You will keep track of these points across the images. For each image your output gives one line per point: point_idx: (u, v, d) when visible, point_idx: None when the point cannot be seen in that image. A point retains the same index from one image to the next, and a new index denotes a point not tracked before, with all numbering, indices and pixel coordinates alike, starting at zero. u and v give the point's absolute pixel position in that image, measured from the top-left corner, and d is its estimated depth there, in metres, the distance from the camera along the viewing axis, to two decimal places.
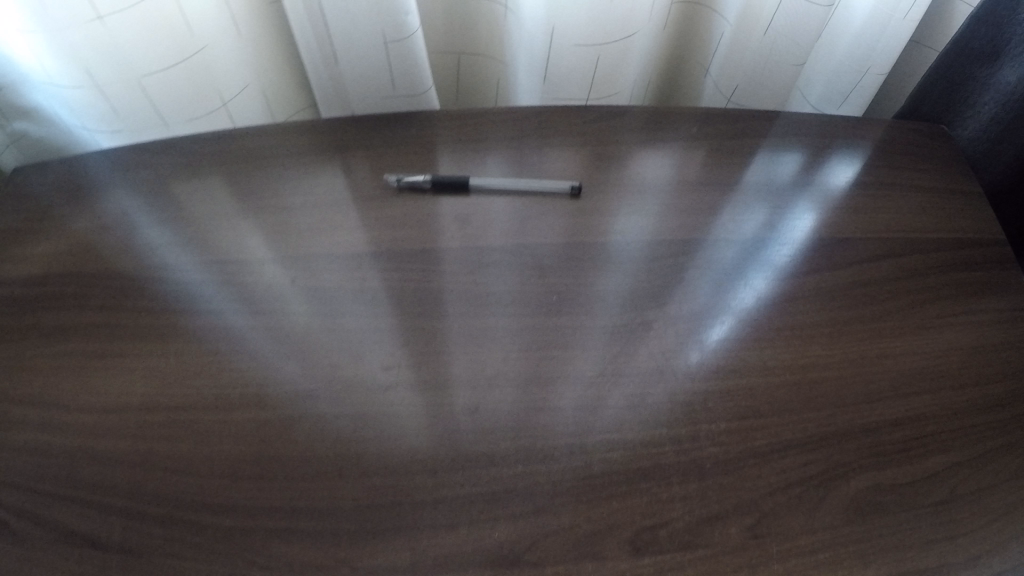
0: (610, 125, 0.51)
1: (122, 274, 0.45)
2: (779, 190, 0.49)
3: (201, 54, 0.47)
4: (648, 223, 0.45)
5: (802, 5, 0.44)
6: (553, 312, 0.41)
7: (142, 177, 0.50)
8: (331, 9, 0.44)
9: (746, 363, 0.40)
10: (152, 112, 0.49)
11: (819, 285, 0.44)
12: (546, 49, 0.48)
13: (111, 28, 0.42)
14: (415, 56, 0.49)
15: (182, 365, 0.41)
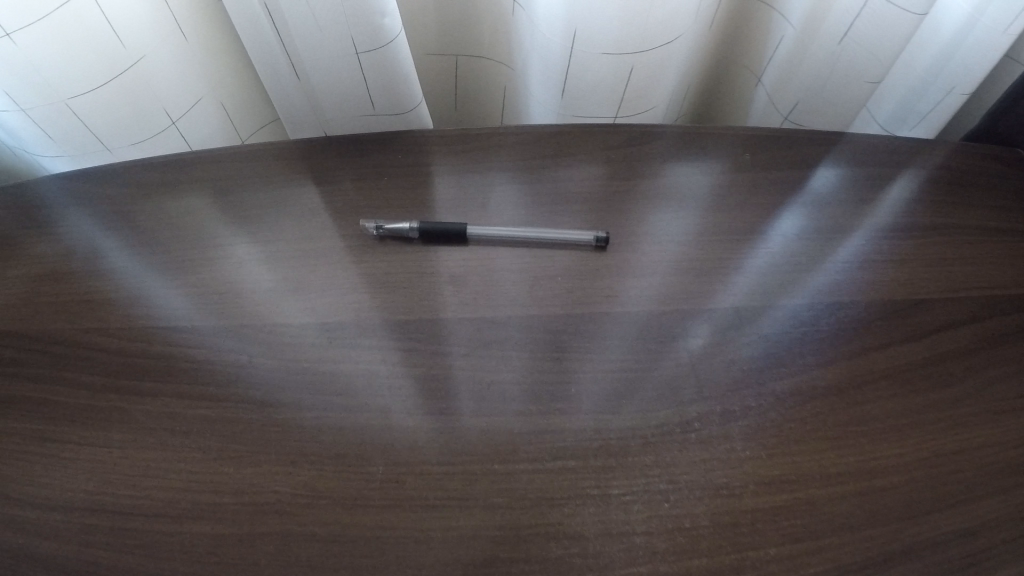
0: (640, 149, 0.43)
1: (59, 337, 0.38)
2: (840, 212, 0.42)
3: (137, 67, 0.40)
4: (686, 256, 0.39)
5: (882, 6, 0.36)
6: (568, 408, 0.33)
7: (87, 212, 0.43)
8: (291, 13, 0.36)
9: (802, 469, 0.33)
10: (86, 134, 0.42)
11: (885, 361, 0.36)
12: (565, 62, 0.39)
13: (28, 52, 0.35)
14: (398, 67, 0.40)
15: (125, 462, 0.34)
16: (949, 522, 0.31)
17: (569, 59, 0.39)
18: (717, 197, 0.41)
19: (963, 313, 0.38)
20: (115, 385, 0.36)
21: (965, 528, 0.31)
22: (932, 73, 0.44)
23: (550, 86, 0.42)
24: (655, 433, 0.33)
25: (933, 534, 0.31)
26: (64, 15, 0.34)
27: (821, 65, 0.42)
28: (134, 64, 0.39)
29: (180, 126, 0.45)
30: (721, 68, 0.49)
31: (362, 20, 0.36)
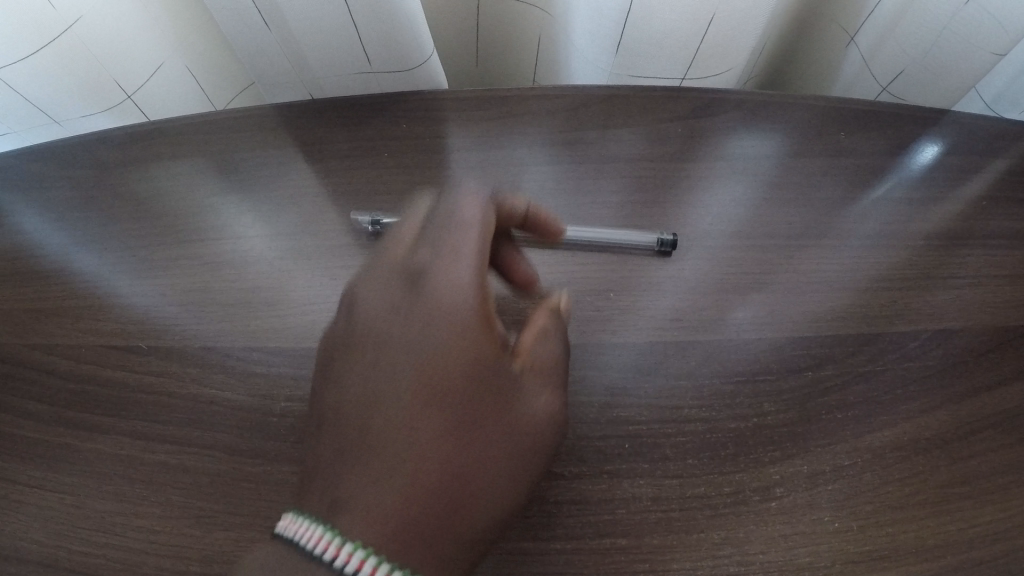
0: (702, 126, 0.35)
1: (3, 355, 0.31)
2: (942, 199, 0.34)
3: (73, 30, 0.33)
4: (754, 258, 0.32)
5: None
6: (616, 465, 0.27)
7: (33, 197, 0.36)
8: None
9: (902, 541, 0.26)
10: (25, 107, 0.36)
11: (1008, 402, 0.29)
12: (626, 12, 0.31)
13: None
14: (404, 9, 0.31)
15: (74, 511, 0.27)
16: None
17: (630, 4, 0.31)
18: (791, 183, 0.34)
19: None
20: (62, 416, 0.29)
21: None
22: None
23: (600, 40, 0.34)
24: (728, 507, 0.26)
25: None
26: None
27: (936, 20, 0.33)
28: (68, 28, 0.33)
29: (139, 99, 0.39)
30: (802, 23, 0.41)
31: None
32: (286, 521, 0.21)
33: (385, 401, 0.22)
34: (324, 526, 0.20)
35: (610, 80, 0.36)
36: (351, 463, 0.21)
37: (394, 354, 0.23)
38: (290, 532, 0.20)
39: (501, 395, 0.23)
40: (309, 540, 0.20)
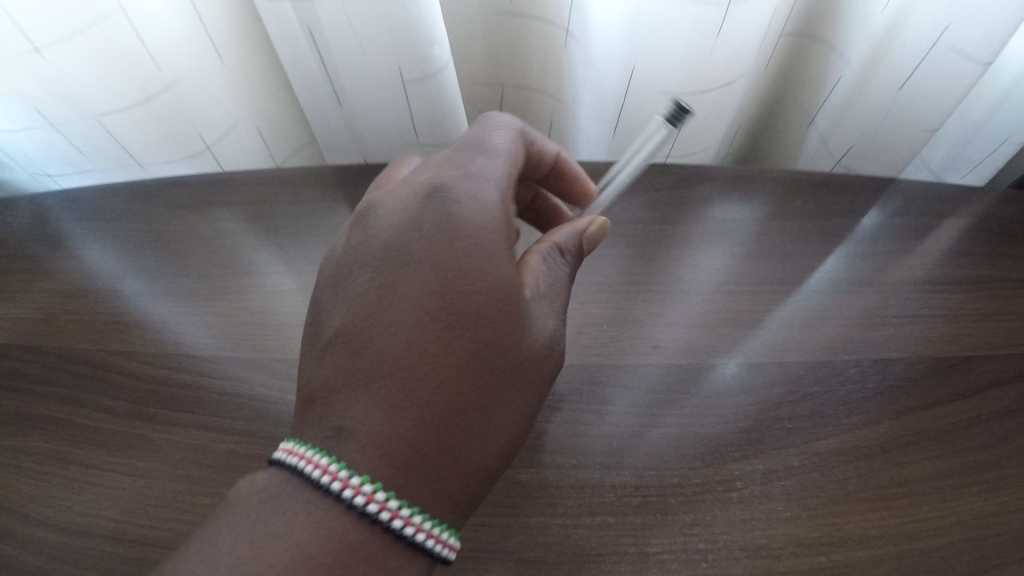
0: (688, 197, 0.43)
1: (89, 361, 0.38)
2: (887, 258, 0.41)
3: (168, 91, 0.41)
4: (723, 296, 0.39)
5: (953, 58, 0.35)
6: (605, 454, 0.33)
7: (115, 237, 0.43)
8: (335, 41, 0.35)
9: (844, 529, 0.32)
10: (119, 150, 0.45)
11: (931, 422, 0.35)
12: (620, 99, 0.39)
13: (50, 61, 0.36)
14: (446, 94, 0.39)
15: (150, 490, 0.33)
16: None
17: (624, 101, 0.39)
18: (756, 240, 0.42)
19: (1009, 370, 0.37)
20: (142, 411, 0.35)
21: None
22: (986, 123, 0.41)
23: (599, 125, 0.41)
24: (695, 496, 0.32)
25: None
26: (94, 33, 0.36)
27: (871, 115, 0.40)
28: (166, 88, 0.40)
29: (215, 152, 0.47)
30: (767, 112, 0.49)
31: (409, 46, 0.35)
32: (287, 449, 0.26)
33: (392, 311, 0.27)
34: (328, 459, 0.25)
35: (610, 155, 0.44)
36: (357, 381, 0.26)
37: (403, 271, 0.28)
38: (290, 459, 0.25)
39: (506, 319, 0.28)
40: (313, 470, 0.25)
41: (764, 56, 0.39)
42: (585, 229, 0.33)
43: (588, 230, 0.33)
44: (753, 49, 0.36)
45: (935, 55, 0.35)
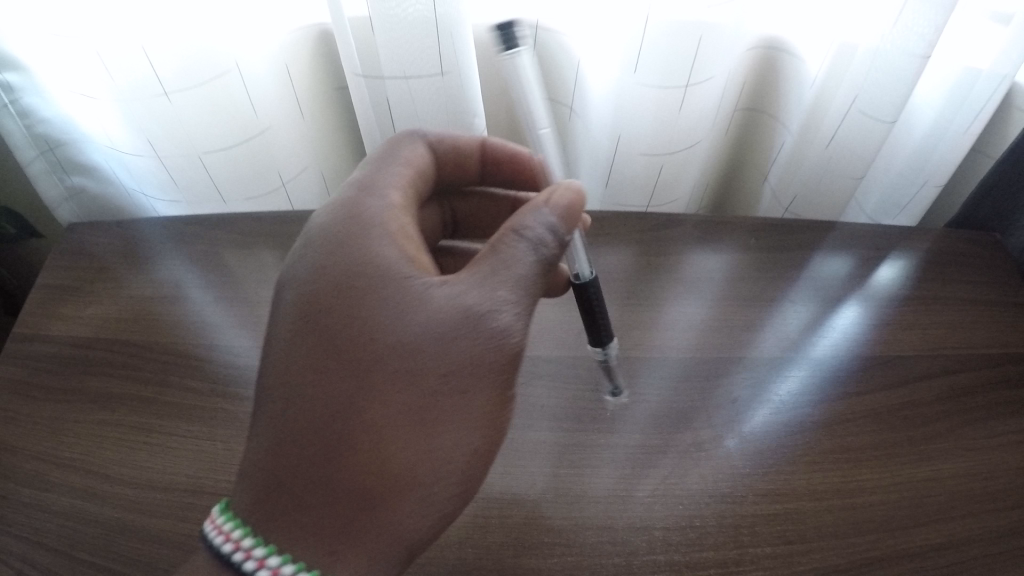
0: (668, 237, 0.53)
1: (169, 355, 0.46)
2: (832, 290, 0.50)
3: (263, 134, 0.49)
4: (699, 312, 0.49)
5: (862, 121, 0.44)
6: (601, 428, 0.44)
7: (189, 265, 0.52)
8: (399, 108, 0.44)
9: (792, 485, 0.42)
10: (208, 184, 0.52)
11: (857, 408, 0.45)
12: (610, 157, 0.49)
13: (175, 104, 0.44)
14: None
15: (221, 453, 0.41)
16: (917, 537, 0.40)
17: (612, 162, 0.49)
18: (725, 277, 0.51)
19: (931, 368, 0.46)
20: (218, 393, 0.44)
21: (934, 541, 0.40)
22: (911, 172, 0.50)
23: (594, 180, 0.51)
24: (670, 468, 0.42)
25: (910, 545, 0.40)
26: (213, 86, 0.44)
27: (816, 170, 0.49)
28: (260, 132, 0.49)
29: (289, 189, 0.54)
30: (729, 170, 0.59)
31: (456, 115, 0.45)
32: (213, 520, 0.30)
33: (279, 331, 0.32)
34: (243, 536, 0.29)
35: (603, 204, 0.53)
36: (259, 400, 0.32)
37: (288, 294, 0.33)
38: (215, 531, 0.30)
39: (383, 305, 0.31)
40: (230, 546, 0.29)
41: (722, 124, 0.49)
42: (547, 208, 0.35)
43: (546, 207, 0.35)
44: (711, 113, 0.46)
45: (851, 118, 0.45)
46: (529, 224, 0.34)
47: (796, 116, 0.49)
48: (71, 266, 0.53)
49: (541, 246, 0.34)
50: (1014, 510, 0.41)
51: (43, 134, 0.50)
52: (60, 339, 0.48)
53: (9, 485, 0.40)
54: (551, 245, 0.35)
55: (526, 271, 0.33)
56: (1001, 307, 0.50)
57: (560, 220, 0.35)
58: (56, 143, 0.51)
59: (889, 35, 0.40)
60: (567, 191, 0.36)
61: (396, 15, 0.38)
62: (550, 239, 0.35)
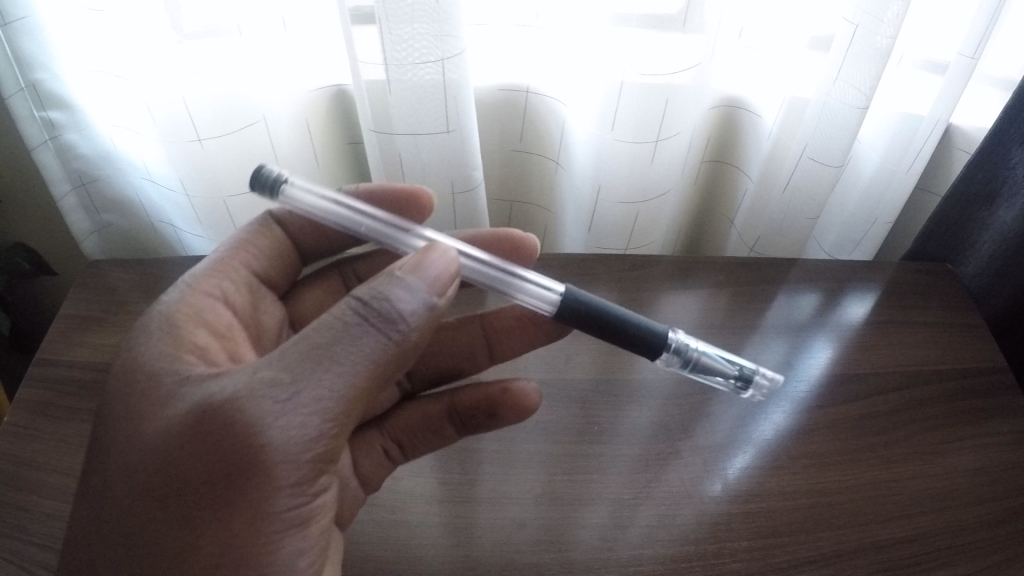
0: (643, 279, 0.55)
1: None
2: (797, 329, 0.54)
3: (283, 180, 0.55)
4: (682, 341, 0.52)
5: (815, 165, 0.50)
6: (591, 441, 0.48)
7: None
8: (406, 160, 0.50)
9: (765, 488, 0.46)
10: (229, 226, 0.57)
11: (821, 419, 0.49)
12: (592, 204, 0.54)
13: (206, 151, 0.51)
14: (479, 203, 0.54)
15: None
16: (882, 532, 0.45)
17: (594, 210, 0.54)
18: (698, 319, 0.53)
19: (890, 383, 0.51)
20: None
21: (897, 537, 0.45)
22: (865, 211, 0.56)
23: (580, 223, 0.56)
24: (657, 475, 0.47)
25: (875, 539, 0.44)
26: (241, 134, 0.51)
27: (777, 210, 0.55)
28: (281, 179, 0.55)
29: None
30: (705, 216, 0.65)
31: (457, 170, 0.51)
32: None
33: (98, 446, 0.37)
34: None
35: (586, 246, 0.58)
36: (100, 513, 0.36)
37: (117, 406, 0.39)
38: None
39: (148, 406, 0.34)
40: None
41: (687, 176, 0.54)
42: (395, 270, 0.35)
43: (398, 270, 0.35)
44: (680, 165, 0.52)
45: (803, 164, 0.51)
46: (378, 288, 0.34)
47: (754, 166, 0.56)
48: (93, 301, 0.58)
49: (375, 306, 0.33)
50: (971, 507, 0.46)
51: (79, 169, 0.58)
52: (86, 365, 0.54)
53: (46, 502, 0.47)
54: (386, 305, 0.33)
55: (356, 332, 0.33)
56: (959, 328, 0.54)
57: (405, 276, 0.35)
58: (93, 176, 0.59)
59: (832, 88, 0.47)
60: (437, 259, 0.36)
61: (408, 77, 0.45)
62: (403, 301, 0.34)
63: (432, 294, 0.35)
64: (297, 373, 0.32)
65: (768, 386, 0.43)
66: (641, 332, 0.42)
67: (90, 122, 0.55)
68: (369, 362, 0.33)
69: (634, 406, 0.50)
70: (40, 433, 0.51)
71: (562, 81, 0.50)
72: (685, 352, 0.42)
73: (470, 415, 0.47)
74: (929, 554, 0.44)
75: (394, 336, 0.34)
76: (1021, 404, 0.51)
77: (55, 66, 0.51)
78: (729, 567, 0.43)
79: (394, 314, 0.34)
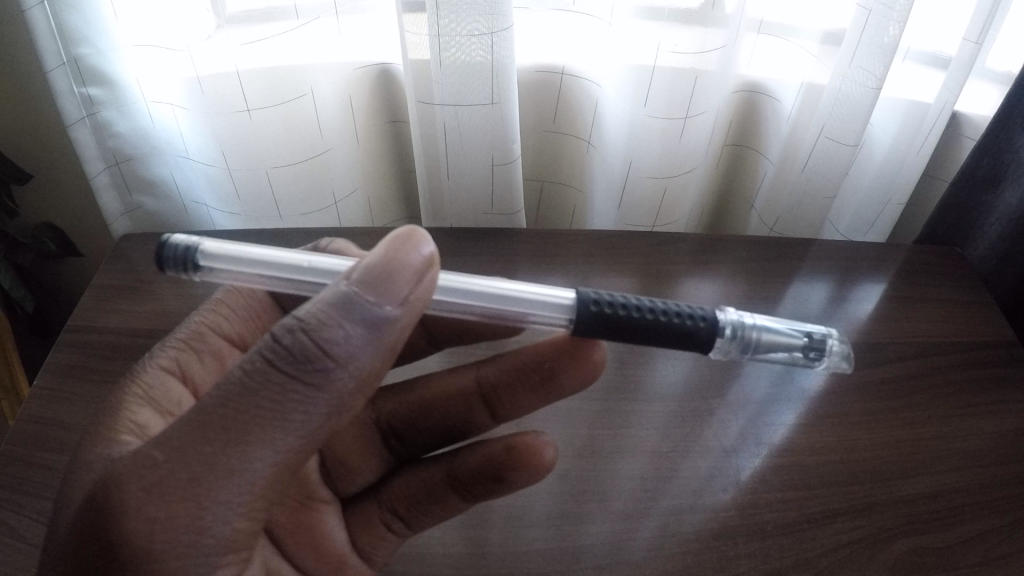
0: (668, 250, 0.57)
1: None
2: (814, 306, 0.55)
3: (325, 154, 0.58)
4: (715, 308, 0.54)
5: (833, 145, 0.53)
6: (626, 398, 0.50)
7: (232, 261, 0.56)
8: (450, 133, 0.53)
9: (796, 444, 0.48)
10: (269, 199, 0.59)
11: (842, 383, 0.52)
12: (623, 179, 0.56)
13: (253, 121, 0.53)
14: (514, 180, 0.56)
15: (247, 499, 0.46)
16: (910, 487, 0.47)
17: (624, 184, 0.56)
18: (723, 287, 0.55)
19: (908, 351, 0.53)
20: None
21: (923, 491, 0.47)
22: (876, 193, 0.59)
23: (608, 200, 0.59)
24: (694, 435, 0.48)
25: (902, 493, 0.46)
26: (290, 106, 0.54)
27: (795, 190, 0.58)
28: (322, 151, 0.57)
29: (339, 208, 0.62)
30: (722, 200, 0.68)
31: (497, 143, 0.53)
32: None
33: None
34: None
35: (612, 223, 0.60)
36: None
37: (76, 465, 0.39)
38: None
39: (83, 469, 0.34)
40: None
41: (712, 155, 0.57)
42: (344, 283, 0.31)
43: (342, 290, 0.31)
44: (705, 144, 0.54)
45: (821, 144, 0.54)
46: (311, 312, 0.30)
47: (773, 148, 0.59)
48: (122, 271, 0.58)
49: (293, 346, 0.30)
50: (991, 465, 0.48)
51: (114, 149, 0.56)
52: (118, 330, 0.54)
53: None
54: (306, 340, 0.30)
55: (264, 380, 0.30)
56: (971, 305, 0.57)
57: (351, 292, 0.31)
58: (123, 157, 0.57)
59: (846, 72, 0.50)
60: (399, 276, 0.31)
61: (460, 51, 0.48)
62: (334, 332, 0.30)
63: (376, 319, 0.31)
64: (174, 455, 0.29)
65: (841, 352, 0.40)
66: (693, 322, 0.38)
67: (131, 98, 0.54)
68: (288, 416, 0.30)
69: (666, 367, 0.52)
70: (71, 395, 0.50)
71: (592, 61, 0.53)
72: (744, 337, 0.39)
73: (472, 482, 0.43)
74: (954, 507, 0.46)
75: (317, 377, 0.30)
76: None
77: (101, 41, 0.50)
78: (766, 517, 0.44)
79: (316, 351, 0.30)
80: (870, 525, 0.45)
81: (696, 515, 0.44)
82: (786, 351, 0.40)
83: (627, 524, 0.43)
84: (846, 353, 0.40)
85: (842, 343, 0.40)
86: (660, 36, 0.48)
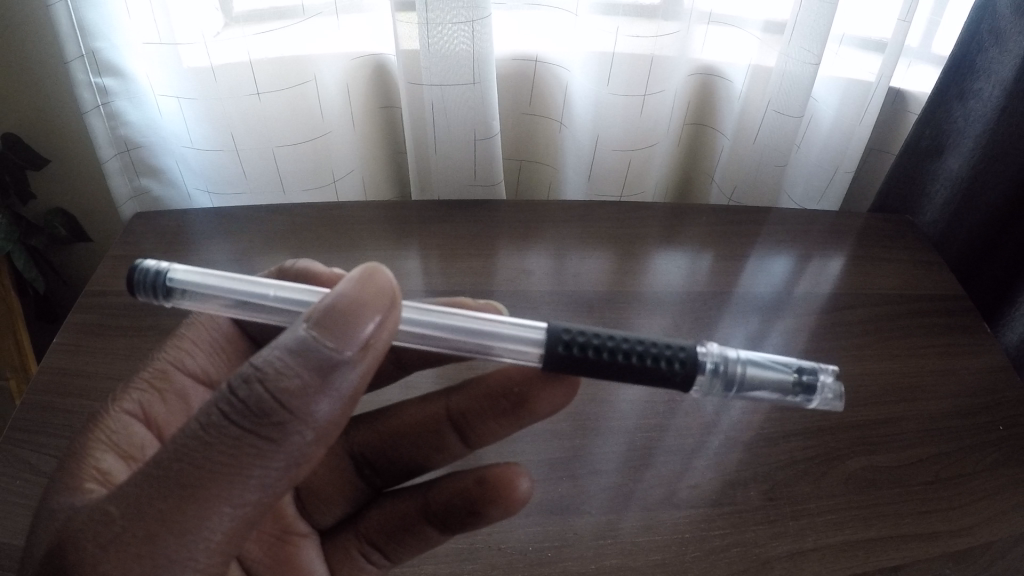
0: (636, 214, 0.63)
1: None
2: (771, 261, 0.60)
3: (325, 136, 0.64)
4: (681, 262, 0.58)
5: (779, 118, 0.59)
6: None
7: (231, 235, 0.60)
8: (437, 112, 0.59)
9: None
10: (276, 176, 0.65)
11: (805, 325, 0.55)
12: (592, 151, 0.62)
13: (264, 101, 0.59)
14: (493, 155, 0.62)
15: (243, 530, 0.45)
16: (863, 414, 0.50)
17: (594, 157, 0.62)
18: (687, 246, 0.60)
19: (860, 300, 0.58)
20: None
21: (875, 418, 0.50)
22: (823, 161, 0.65)
23: (580, 169, 0.65)
24: None
25: (855, 420, 0.50)
26: (295, 90, 0.60)
27: (750, 161, 0.64)
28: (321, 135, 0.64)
29: (337, 186, 0.68)
30: (687, 179, 0.74)
31: (478, 121, 0.59)
32: None
33: None
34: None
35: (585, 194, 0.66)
36: None
37: None
38: None
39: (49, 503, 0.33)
40: None
41: (673, 132, 0.63)
42: (302, 327, 0.30)
43: (298, 339, 0.29)
44: (666, 119, 0.60)
45: (770, 116, 0.60)
46: (264, 364, 0.29)
47: (727, 125, 0.66)
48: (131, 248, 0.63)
49: (248, 397, 0.29)
50: (943, 399, 0.52)
51: (126, 137, 0.62)
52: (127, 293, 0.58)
53: (82, 400, 0.49)
54: (261, 392, 0.29)
55: (219, 431, 0.29)
56: (920, 265, 0.62)
57: (309, 335, 0.29)
58: (134, 143, 0.62)
59: (787, 52, 0.56)
60: (360, 325, 0.30)
61: (446, 38, 0.54)
62: (290, 382, 0.29)
63: (336, 371, 0.30)
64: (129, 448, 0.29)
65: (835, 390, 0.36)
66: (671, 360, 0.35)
67: (140, 90, 0.59)
68: (246, 471, 0.29)
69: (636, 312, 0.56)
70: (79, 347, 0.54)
71: (562, 47, 0.60)
72: (727, 372, 0.35)
73: (445, 513, 0.40)
74: (905, 431, 0.49)
75: (271, 430, 0.29)
76: (976, 320, 0.58)
77: (114, 36, 0.55)
78: (725, 437, 0.48)
79: (271, 403, 0.29)
80: (822, 445, 0.48)
81: (660, 436, 0.48)
82: (777, 391, 0.36)
83: (598, 445, 0.47)
84: (841, 390, 0.36)
85: (837, 380, 0.36)
86: (617, 25, 0.54)
